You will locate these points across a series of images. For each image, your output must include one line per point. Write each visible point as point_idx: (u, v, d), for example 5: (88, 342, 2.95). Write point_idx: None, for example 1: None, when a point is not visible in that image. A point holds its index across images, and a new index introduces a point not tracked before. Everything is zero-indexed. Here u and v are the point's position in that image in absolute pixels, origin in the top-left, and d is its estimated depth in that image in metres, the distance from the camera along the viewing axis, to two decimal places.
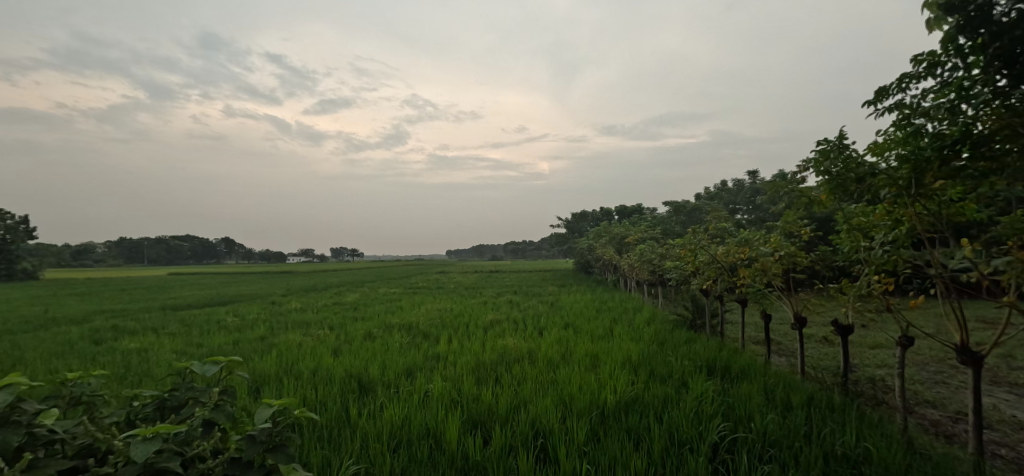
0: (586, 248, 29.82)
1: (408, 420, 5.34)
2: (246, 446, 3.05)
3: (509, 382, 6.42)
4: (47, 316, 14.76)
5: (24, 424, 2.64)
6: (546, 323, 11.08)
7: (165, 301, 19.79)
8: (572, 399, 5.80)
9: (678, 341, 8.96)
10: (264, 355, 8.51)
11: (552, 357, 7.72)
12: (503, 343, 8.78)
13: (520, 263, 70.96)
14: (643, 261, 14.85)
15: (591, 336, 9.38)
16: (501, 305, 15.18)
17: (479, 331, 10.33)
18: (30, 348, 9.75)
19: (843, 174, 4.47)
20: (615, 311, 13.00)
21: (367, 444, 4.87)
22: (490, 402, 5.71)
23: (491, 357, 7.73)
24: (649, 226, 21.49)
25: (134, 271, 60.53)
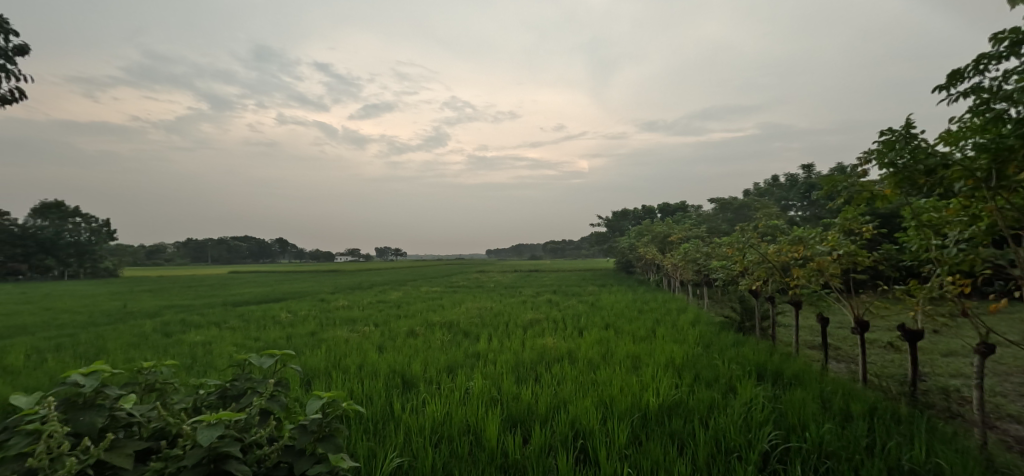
0: (629, 247, 28.73)
1: (449, 415, 4.73)
2: (296, 435, 2.58)
3: (549, 382, 5.72)
4: (122, 309, 15.47)
5: (106, 405, 2.42)
6: (588, 323, 10.30)
7: (227, 296, 20.41)
8: (613, 400, 5.06)
9: (726, 344, 7.98)
10: (313, 349, 8.19)
11: (592, 357, 6.97)
12: (541, 342, 8.12)
13: (562, 262, 69.83)
14: (687, 260, 13.80)
15: (632, 337, 8.56)
16: (541, 304, 14.50)
17: (517, 330, 9.68)
18: (88, 332, 9.99)
19: (910, 169, 3.43)
20: (660, 312, 12.03)
21: (410, 438, 4.31)
22: (529, 400, 5.03)
23: (530, 356, 7.08)
24: (694, 224, 20.31)
25: (199, 269, 63.96)
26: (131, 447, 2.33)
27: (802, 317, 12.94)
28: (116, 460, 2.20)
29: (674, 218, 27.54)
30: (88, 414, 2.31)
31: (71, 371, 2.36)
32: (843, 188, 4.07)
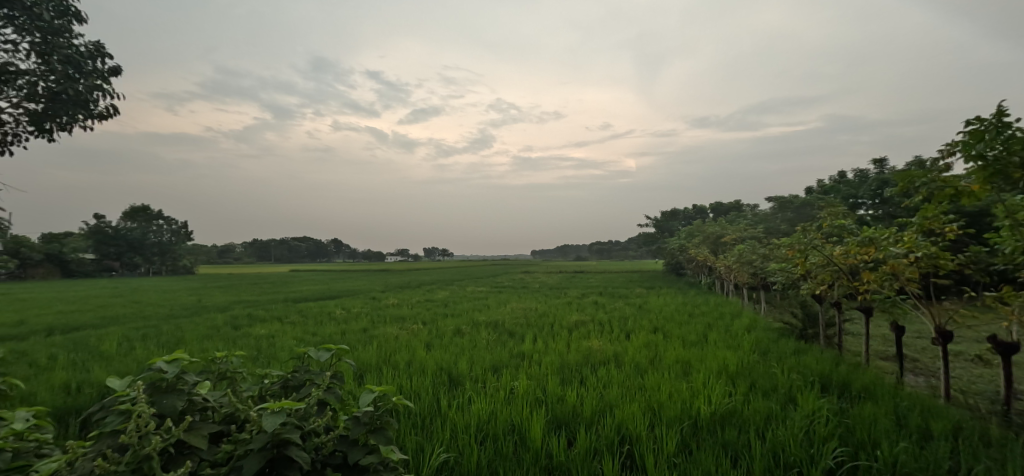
0: (679, 249, 27.78)
1: (495, 414, 4.63)
2: (349, 427, 2.55)
3: (594, 385, 5.53)
4: (195, 302, 16.62)
5: (185, 390, 2.57)
6: (635, 326, 10.00)
7: (287, 294, 21.45)
8: (661, 405, 4.81)
9: (785, 352, 7.47)
10: (365, 345, 8.35)
11: (639, 361, 6.73)
12: (587, 344, 7.92)
13: (608, 264, 68.70)
14: (743, 261, 13.12)
15: (682, 342, 8.20)
16: (587, 306, 14.23)
17: (563, 331, 9.52)
18: (162, 322, 10.71)
19: (1006, 160, 3.06)
20: (713, 316, 11.53)
21: (456, 434, 4.26)
22: (575, 402, 4.86)
23: (575, 358, 6.91)
24: (749, 224, 19.34)
25: (261, 267, 67.65)
26: (205, 429, 2.40)
27: (873, 326, 11.99)
28: (193, 440, 2.28)
29: (727, 217, 26.39)
30: (169, 398, 2.46)
31: (155, 360, 2.62)
32: (920, 183, 3.64)
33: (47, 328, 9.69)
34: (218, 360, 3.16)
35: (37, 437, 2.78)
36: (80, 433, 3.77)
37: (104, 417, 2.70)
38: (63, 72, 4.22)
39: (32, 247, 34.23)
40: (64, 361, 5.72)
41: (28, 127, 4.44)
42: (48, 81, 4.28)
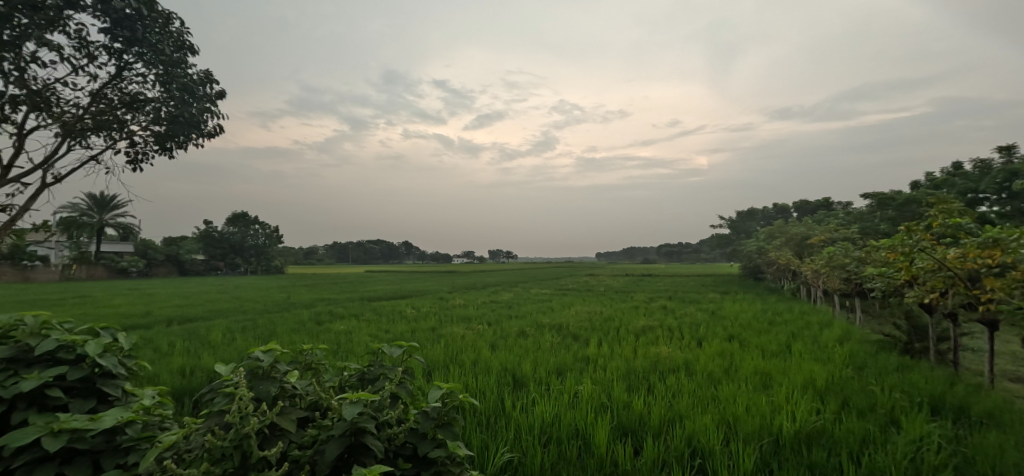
0: (757, 251, 26.32)
1: (558, 417, 4.74)
2: (419, 420, 2.77)
3: (662, 394, 5.46)
4: (283, 299, 18.15)
5: (277, 378, 2.93)
6: (708, 333, 9.69)
7: (363, 292, 22.81)
8: (738, 419, 4.67)
9: (886, 368, 6.92)
10: (434, 343, 8.77)
11: (713, 371, 6.54)
12: (655, 351, 7.80)
13: (677, 266, 66.49)
14: (835, 266, 12.20)
15: (761, 352, 7.83)
16: (654, 310, 13.94)
17: (630, 336, 9.40)
18: (256, 316, 11.83)
19: None
20: (797, 325, 10.84)
21: (520, 435, 4.42)
22: (642, 410, 4.86)
23: (642, 364, 6.85)
24: (841, 225, 17.92)
25: (336, 268, 72.07)
26: (294, 414, 2.71)
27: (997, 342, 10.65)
28: (284, 423, 2.58)
29: (815, 217, 24.51)
30: (265, 384, 2.84)
31: (254, 350, 3.05)
32: None
33: (167, 319, 11.09)
34: (305, 351, 3.55)
35: (160, 412, 3.24)
36: (195, 410, 4.32)
37: (212, 397, 3.15)
38: (180, 98, 4.91)
39: (154, 249, 39.14)
40: (179, 348, 6.55)
41: (154, 147, 5.16)
42: (169, 106, 4.97)
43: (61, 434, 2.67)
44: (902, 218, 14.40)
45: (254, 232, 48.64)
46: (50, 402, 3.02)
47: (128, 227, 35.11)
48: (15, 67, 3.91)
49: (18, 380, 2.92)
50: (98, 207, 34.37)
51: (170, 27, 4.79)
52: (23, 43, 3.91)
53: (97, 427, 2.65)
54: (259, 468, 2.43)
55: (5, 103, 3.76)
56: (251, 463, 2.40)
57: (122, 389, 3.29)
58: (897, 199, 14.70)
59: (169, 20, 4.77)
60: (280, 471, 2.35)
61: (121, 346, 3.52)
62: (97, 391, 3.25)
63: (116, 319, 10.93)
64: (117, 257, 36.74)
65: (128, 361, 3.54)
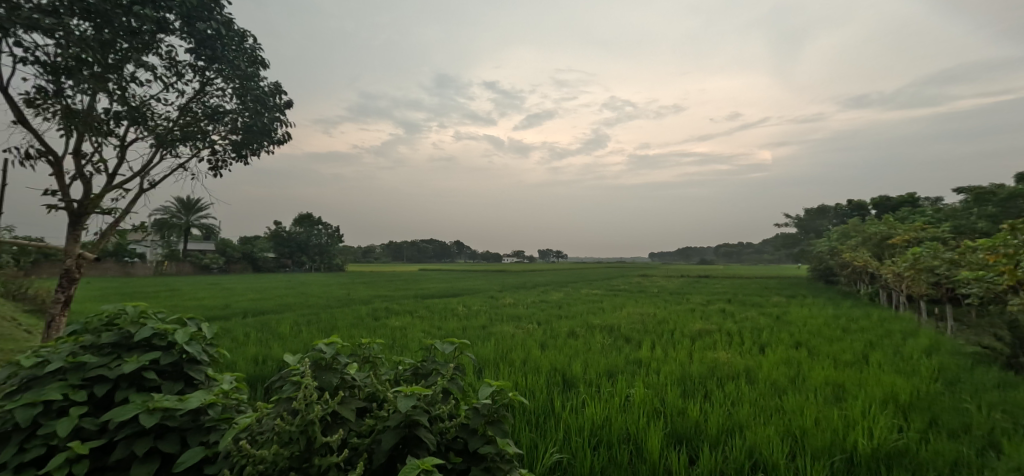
0: (828, 252, 24.77)
1: (609, 420, 4.76)
2: (469, 416, 2.92)
3: (720, 401, 5.32)
4: (344, 295, 19.08)
5: (337, 369, 3.17)
6: (772, 339, 9.28)
7: (418, 290, 23.53)
8: (805, 433, 4.47)
9: (983, 385, 6.36)
10: (485, 341, 8.97)
11: (777, 380, 6.27)
12: (713, 356, 7.57)
13: (737, 267, 63.74)
14: (921, 269, 11.31)
15: (833, 362, 7.42)
16: (711, 313, 13.55)
17: (685, 340, 9.18)
18: (319, 311, 12.54)
19: None
20: (875, 334, 10.14)
21: (569, 436, 4.49)
22: (698, 417, 4.77)
23: (698, 369, 6.69)
24: (929, 224, 16.54)
25: (391, 266, 74.59)
26: (353, 404, 2.91)
27: None
28: (344, 412, 2.78)
29: (899, 215, 22.69)
30: (328, 374, 3.08)
31: (318, 342, 3.30)
32: None
33: (242, 311, 11.99)
34: (364, 345, 3.79)
35: (236, 396, 3.57)
36: (266, 396, 4.70)
37: (281, 384, 3.43)
38: (254, 109, 5.37)
39: (232, 248, 42.21)
40: (252, 338, 7.11)
41: (232, 154, 5.64)
42: (244, 117, 5.43)
43: (156, 412, 3.02)
44: (1005, 215, 13.09)
45: (318, 232, 51.24)
46: (146, 384, 3.40)
47: (210, 227, 38.08)
48: (118, 87, 4.43)
49: (121, 362, 3.32)
50: (185, 210, 37.56)
51: (245, 45, 5.23)
52: (124, 65, 4.43)
53: (185, 407, 2.97)
54: (321, 453, 2.64)
55: (110, 119, 4.27)
56: (315, 447, 2.61)
57: (205, 374, 3.64)
58: (999, 195, 13.41)
59: (244, 38, 5.21)
60: (341, 456, 2.54)
61: (205, 335, 3.89)
62: (184, 375, 3.61)
63: (198, 310, 11.97)
64: (200, 254, 40.03)
65: (211, 349, 3.91)
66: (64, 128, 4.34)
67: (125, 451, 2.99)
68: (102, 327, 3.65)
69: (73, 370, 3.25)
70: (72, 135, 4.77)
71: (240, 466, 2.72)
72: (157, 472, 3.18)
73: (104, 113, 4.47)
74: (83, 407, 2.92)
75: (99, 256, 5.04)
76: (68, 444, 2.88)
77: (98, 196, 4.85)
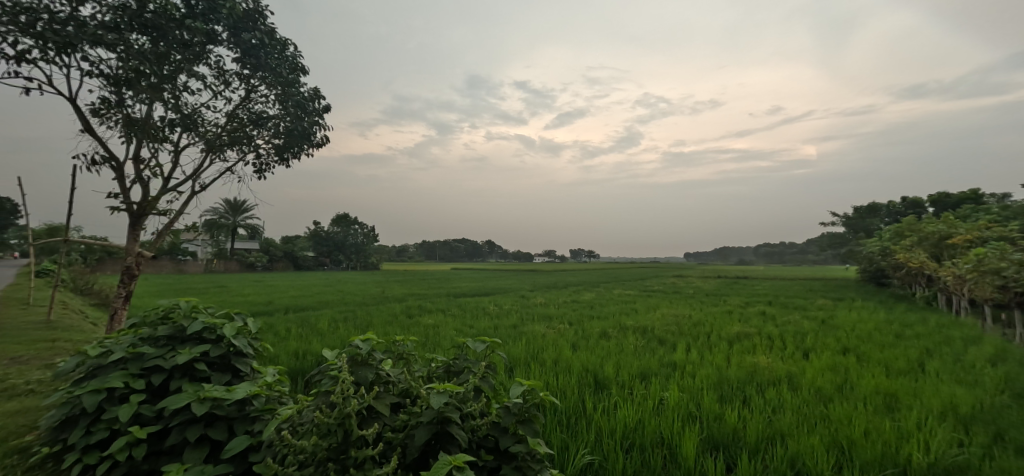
0: (879, 253, 23.63)
1: (642, 423, 4.72)
2: (501, 414, 2.97)
3: (760, 407, 5.18)
4: (380, 293, 19.54)
5: (373, 365, 3.30)
6: (817, 344, 8.94)
7: (452, 289, 23.82)
8: (854, 443, 4.30)
9: None
10: (516, 340, 9.05)
11: (822, 386, 6.04)
12: (753, 361, 7.37)
13: (778, 268, 61.55)
14: (986, 271, 10.64)
15: (885, 369, 7.09)
16: (750, 316, 13.19)
17: (723, 343, 8.98)
18: (356, 308, 12.89)
19: None
20: (932, 341, 9.61)
21: (602, 438, 4.49)
22: (736, 423, 4.66)
23: (736, 373, 6.51)
24: (995, 223, 15.52)
25: (424, 265, 75.66)
26: (388, 399, 3.02)
27: None
28: (379, 408, 2.88)
29: (959, 213, 21.38)
30: (364, 370, 3.22)
31: (354, 338, 3.44)
32: None
33: (283, 307, 12.48)
34: (398, 342, 3.91)
35: (278, 388, 3.76)
36: (306, 389, 4.91)
37: (320, 379, 3.58)
38: (295, 114, 5.62)
39: (275, 246, 43.82)
40: (293, 333, 7.41)
41: (275, 158, 5.90)
42: (286, 121, 5.68)
43: (205, 401, 3.22)
44: None
45: (355, 232, 52.56)
46: (197, 374, 3.62)
47: (254, 227, 39.69)
48: (172, 96, 4.73)
49: (174, 354, 3.54)
50: (233, 210, 39.30)
51: (286, 53, 5.48)
52: (178, 75, 4.71)
53: (232, 398, 3.15)
54: (357, 446, 2.75)
55: (165, 126, 4.56)
56: (352, 440, 2.73)
57: (251, 366, 3.85)
58: None
59: (285, 46, 5.46)
60: (376, 450, 2.65)
61: (250, 329, 4.10)
62: (231, 367, 3.82)
63: (243, 306, 12.54)
64: (245, 252, 41.82)
65: (256, 342, 4.12)
66: (125, 135, 4.65)
67: (178, 436, 3.20)
68: (158, 321, 3.91)
69: (132, 360, 3.50)
70: (131, 142, 5.11)
71: (282, 455, 2.87)
72: (207, 457, 3.38)
73: (160, 120, 4.76)
74: (141, 394, 3.14)
75: (155, 254, 5.37)
76: (129, 428, 3.10)
77: (155, 198, 5.18)
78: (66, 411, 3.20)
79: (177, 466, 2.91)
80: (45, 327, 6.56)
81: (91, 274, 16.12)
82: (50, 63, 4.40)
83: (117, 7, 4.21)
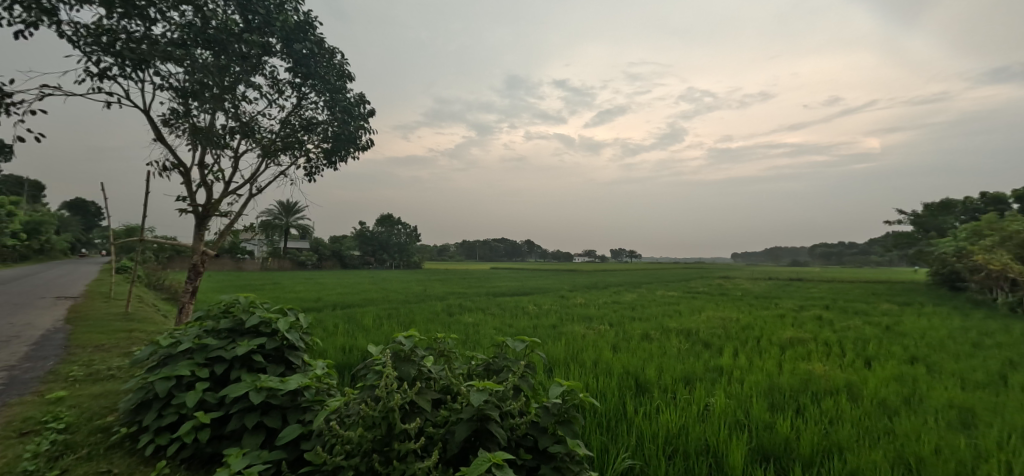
0: (952, 254, 22.01)
1: (686, 429, 4.65)
2: (541, 414, 3.04)
3: (816, 418, 4.97)
4: (424, 292, 19.96)
5: (415, 361, 3.43)
6: (880, 353, 8.45)
7: (493, 289, 24.00)
8: (922, 461, 4.07)
9: None
10: (555, 340, 9.08)
11: (886, 398, 5.70)
12: (807, 368, 7.06)
13: (835, 270, 58.40)
14: None
15: (958, 381, 6.64)
16: (804, 321, 12.63)
17: (774, 348, 8.67)
18: (399, 306, 13.26)
19: None
20: (1015, 351, 8.88)
21: (643, 442, 4.46)
22: (789, 433, 4.51)
23: (789, 381, 6.26)
24: None
25: (465, 264, 76.55)
26: (430, 395, 3.14)
27: None
28: (420, 403, 3.00)
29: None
30: (407, 366, 3.35)
31: (398, 334, 3.57)
32: None
33: (331, 304, 13.00)
34: (440, 339, 4.04)
35: (328, 380, 3.95)
36: (353, 383, 5.15)
37: (365, 373, 3.74)
38: (342, 119, 5.88)
39: (324, 245, 45.54)
40: (340, 329, 7.73)
41: (324, 161, 6.19)
42: (334, 126, 5.95)
43: (262, 390, 3.45)
44: None
45: (398, 232, 53.86)
46: (254, 365, 3.87)
47: (305, 227, 41.37)
48: (232, 105, 5.06)
49: (235, 345, 3.81)
50: (285, 211, 41.25)
51: (334, 61, 5.75)
52: (237, 86, 5.02)
53: (285, 388, 3.35)
54: (400, 439, 2.89)
55: (226, 134, 4.87)
56: (395, 433, 2.85)
57: (302, 359, 4.07)
58: None
59: (333, 55, 5.72)
60: (417, 443, 2.77)
61: (302, 324, 4.33)
62: (284, 359, 4.06)
63: (293, 302, 13.16)
64: (297, 251, 43.72)
65: (307, 336, 4.35)
66: (191, 143, 5.01)
67: (238, 422, 3.44)
68: (220, 314, 4.21)
69: (198, 350, 3.79)
70: (197, 149, 5.49)
71: (330, 444, 3.05)
72: (263, 444, 3.61)
73: (221, 128, 5.09)
74: (205, 382, 3.40)
75: (217, 252, 5.75)
76: (194, 414, 3.37)
77: (217, 201, 5.55)
78: (141, 395, 3.51)
79: (236, 451, 3.14)
80: (122, 318, 7.17)
81: (161, 270, 17.39)
82: (126, 79, 4.79)
83: (185, 25, 4.55)
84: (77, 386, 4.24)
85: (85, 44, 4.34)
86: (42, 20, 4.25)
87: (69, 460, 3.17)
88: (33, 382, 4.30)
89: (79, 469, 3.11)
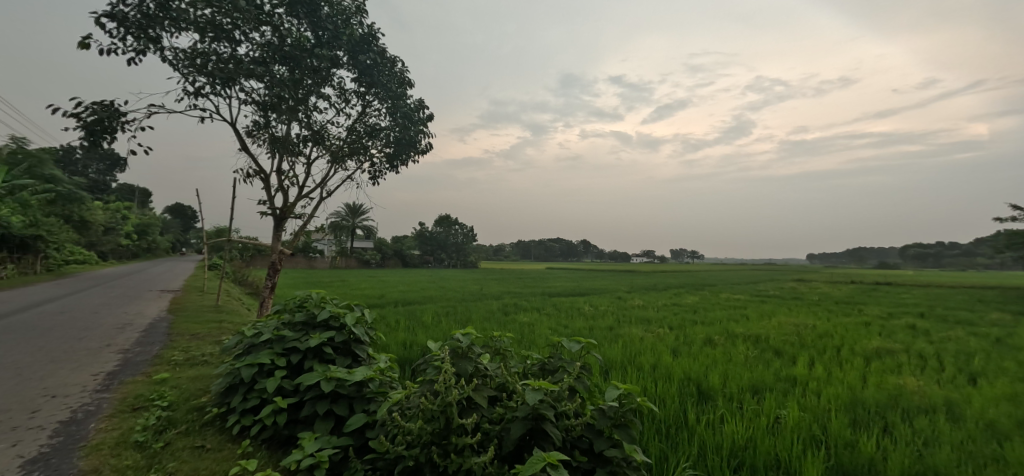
0: None
1: (754, 441, 4.49)
2: (597, 416, 3.08)
3: (908, 439, 4.63)
4: (483, 292, 20.29)
5: (472, 358, 3.57)
6: (989, 369, 7.66)
7: (551, 289, 24.02)
8: None
9: None
10: (611, 342, 9.04)
11: (995, 420, 5.19)
12: (897, 383, 6.54)
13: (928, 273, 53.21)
14: None
15: None
16: (892, 329, 11.69)
17: (858, 360, 8.12)
18: (461, 304, 13.62)
19: None
20: None
21: (706, 453, 4.37)
22: (874, 453, 4.23)
23: (875, 395, 5.85)
24: None
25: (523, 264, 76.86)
26: (487, 392, 3.26)
27: None
28: (477, 398, 3.12)
29: None
30: (466, 363, 3.50)
31: (456, 332, 3.73)
32: None
33: (393, 301, 13.60)
34: (496, 338, 4.16)
35: (390, 373, 4.19)
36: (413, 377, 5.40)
37: (425, 368, 3.93)
38: (402, 124, 6.17)
39: (387, 245, 47.39)
40: (402, 326, 8.09)
41: (387, 165, 6.52)
42: (396, 132, 6.25)
43: (332, 380, 3.72)
44: None
45: (456, 232, 54.96)
46: (325, 356, 4.17)
47: (371, 228, 43.23)
48: (305, 115, 5.47)
49: (308, 337, 4.13)
50: (352, 213, 43.37)
51: (394, 69, 6.03)
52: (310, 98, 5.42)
53: (352, 379, 3.60)
54: (457, 433, 3.03)
55: (300, 142, 5.27)
56: (452, 427, 3.00)
57: (367, 353, 4.34)
58: None
59: (394, 64, 6.01)
60: (474, 439, 2.90)
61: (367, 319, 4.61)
62: (351, 352, 4.33)
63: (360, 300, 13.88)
64: (363, 252, 45.90)
65: (372, 331, 4.62)
66: (270, 152, 5.46)
67: (311, 408, 3.73)
68: (296, 308, 4.57)
69: (276, 341, 4.14)
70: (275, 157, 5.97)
71: (393, 434, 3.26)
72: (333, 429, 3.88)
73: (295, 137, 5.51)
74: (283, 371, 3.71)
75: (293, 252, 6.21)
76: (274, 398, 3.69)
77: (292, 204, 6.00)
78: (229, 379, 3.90)
79: (309, 435, 3.41)
80: (210, 309, 7.93)
81: (245, 268, 18.92)
82: (216, 95, 5.30)
83: (265, 44, 4.98)
84: (177, 368, 4.77)
85: (183, 66, 4.85)
86: (149, 47, 4.80)
87: (171, 434, 3.57)
88: (144, 364, 4.89)
89: (179, 442, 3.50)
